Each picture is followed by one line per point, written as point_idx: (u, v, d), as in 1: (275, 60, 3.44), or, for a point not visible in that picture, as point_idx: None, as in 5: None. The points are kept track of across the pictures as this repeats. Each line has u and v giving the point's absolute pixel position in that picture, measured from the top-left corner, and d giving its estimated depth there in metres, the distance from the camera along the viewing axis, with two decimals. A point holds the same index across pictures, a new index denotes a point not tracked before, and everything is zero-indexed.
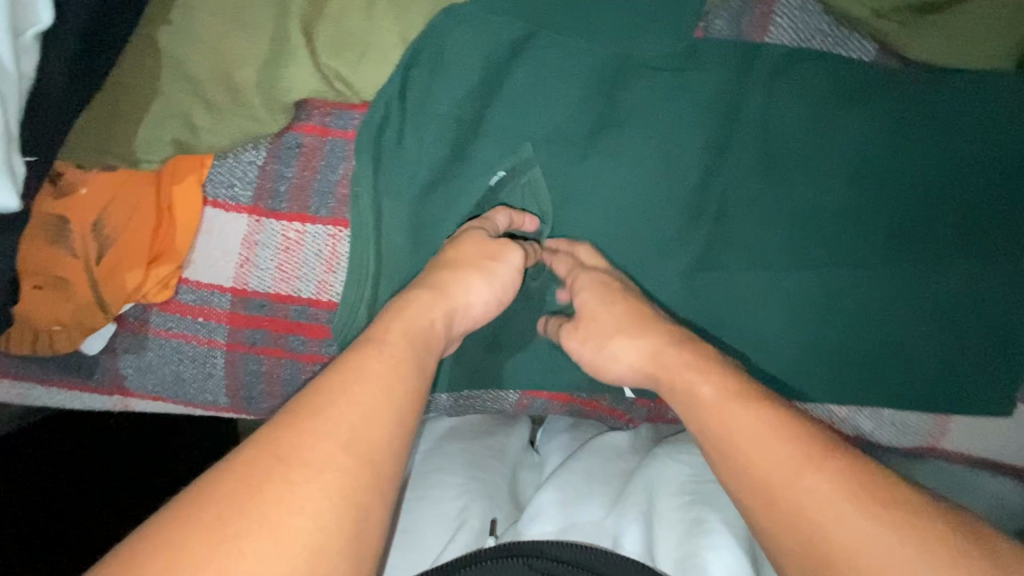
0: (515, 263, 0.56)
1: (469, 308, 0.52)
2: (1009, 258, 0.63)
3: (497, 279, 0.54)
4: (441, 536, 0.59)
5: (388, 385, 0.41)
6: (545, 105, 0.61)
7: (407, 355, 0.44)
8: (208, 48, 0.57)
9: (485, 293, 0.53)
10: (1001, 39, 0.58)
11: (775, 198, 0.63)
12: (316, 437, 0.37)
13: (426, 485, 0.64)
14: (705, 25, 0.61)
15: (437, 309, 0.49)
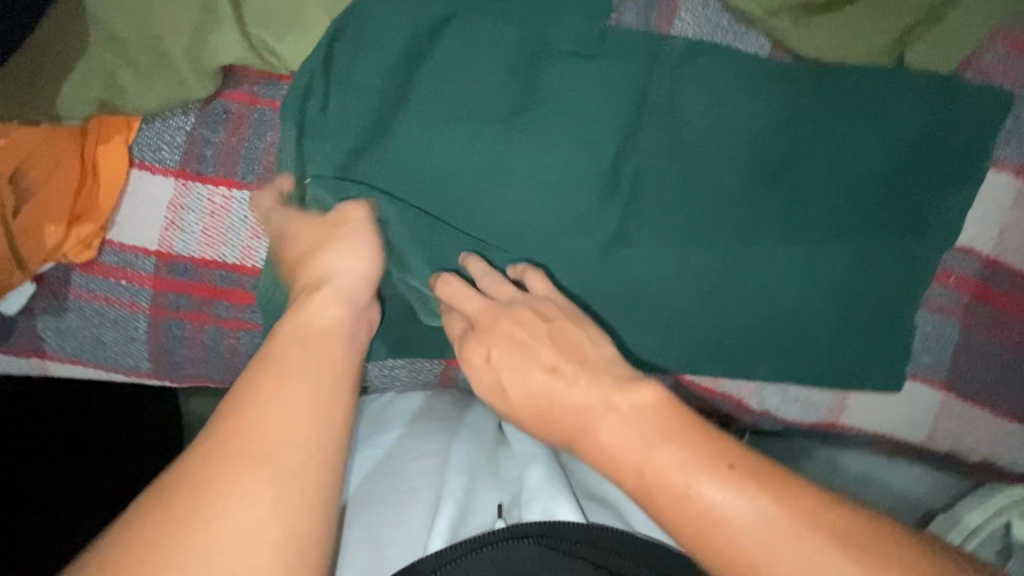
0: (361, 216, 0.60)
1: (349, 277, 0.56)
2: (899, 241, 0.69)
3: (358, 244, 0.58)
4: (420, 524, 0.54)
5: (293, 391, 0.45)
6: (466, 84, 0.65)
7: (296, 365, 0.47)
8: (134, 10, 0.60)
9: (354, 262, 0.57)
10: (881, 38, 0.64)
11: (685, 180, 0.68)
12: (227, 476, 0.40)
13: (398, 468, 0.59)
14: (618, 16, 0.67)
15: (329, 297, 0.54)
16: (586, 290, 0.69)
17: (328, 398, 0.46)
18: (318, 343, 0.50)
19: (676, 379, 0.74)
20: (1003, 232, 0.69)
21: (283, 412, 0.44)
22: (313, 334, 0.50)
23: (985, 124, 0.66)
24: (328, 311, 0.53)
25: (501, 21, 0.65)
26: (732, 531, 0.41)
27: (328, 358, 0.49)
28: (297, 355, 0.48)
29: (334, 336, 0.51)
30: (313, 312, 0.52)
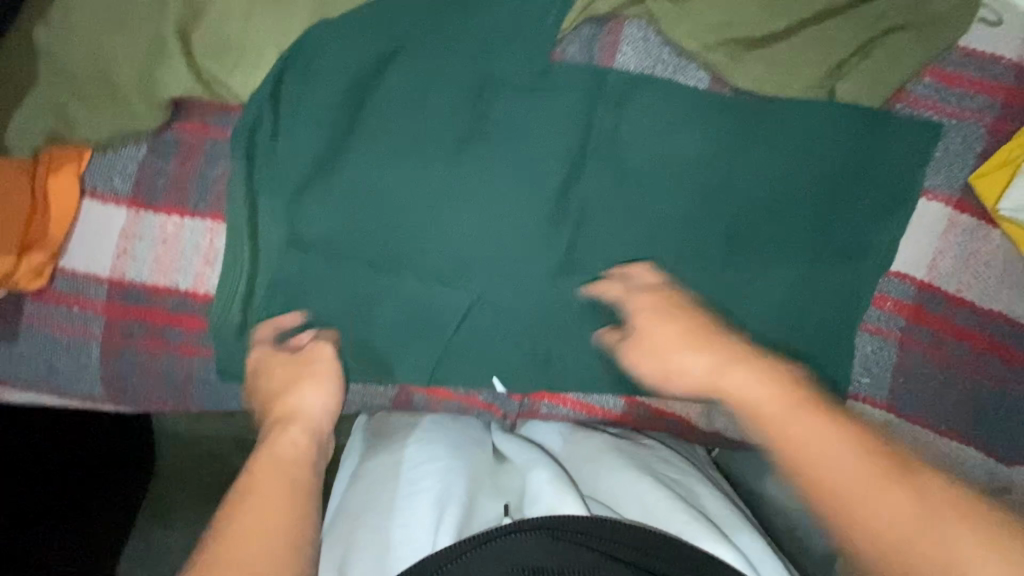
0: (330, 354, 0.67)
1: (315, 410, 0.63)
2: (834, 268, 0.71)
3: (322, 382, 0.65)
4: (424, 522, 0.56)
5: (259, 511, 0.50)
6: (415, 115, 0.68)
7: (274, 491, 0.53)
8: (85, 46, 0.61)
9: (316, 397, 0.64)
10: (814, 72, 0.67)
11: (629, 207, 0.72)
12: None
13: (402, 471, 0.62)
14: (561, 50, 0.69)
15: (290, 427, 0.60)
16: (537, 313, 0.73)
17: (293, 511, 0.51)
18: (283, 469, 0.55)
19: (628, 401, 0.78)
20: (935, 257, 0.71)
21: (255, 528, 0.49)
22: (279, 460, 0.56)
23: (917, 151, 0.68)
24: (295, 441, 0.59)
25: (449, 56, 0.67)
26: (835, 485, 0.52)
27: (294, 482, 0.54)
28: (261, 480, 0.53)
29: (297, 461, 0.57)
30: (285, 440, 0.59)
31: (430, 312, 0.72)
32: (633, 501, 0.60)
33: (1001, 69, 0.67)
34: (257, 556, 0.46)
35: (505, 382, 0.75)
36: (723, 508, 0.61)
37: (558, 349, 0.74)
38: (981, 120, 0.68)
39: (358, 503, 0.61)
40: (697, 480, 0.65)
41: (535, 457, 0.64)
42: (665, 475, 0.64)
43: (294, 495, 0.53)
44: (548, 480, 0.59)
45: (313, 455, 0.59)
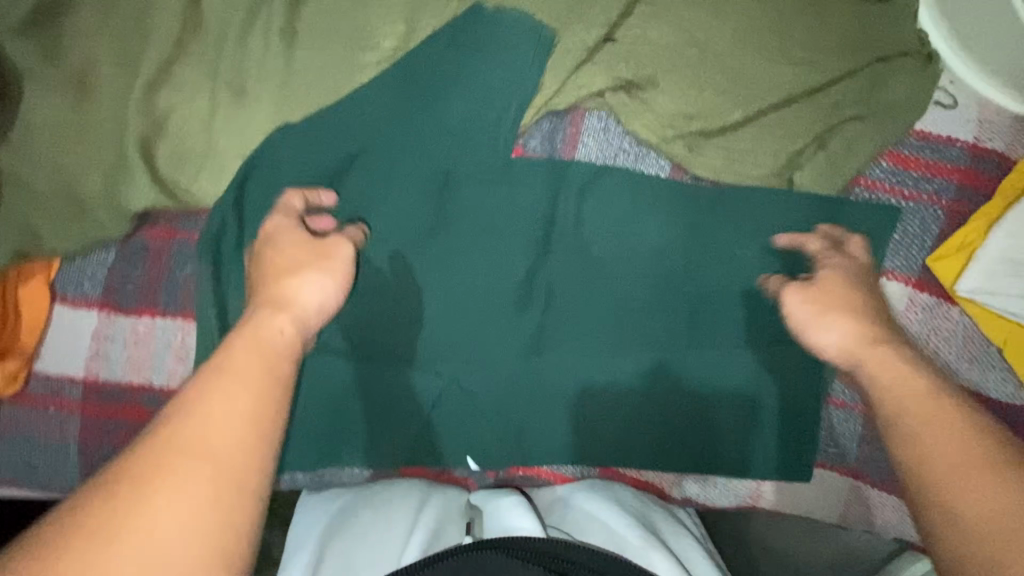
0: (347, 255, 0.60)
1: (313, 304, 0.56)
2: (795, 347, 0.73)
3: (333, 272, 0.58)
4: (392, 540, 0.60)
5: (236, 387, 0.42)
6: (383, 209, 0.69)
7: (254, 365, 0.45)
8: (50, 162, 0.62)
9: (322, 285, 0.57)
10: (772, 161, 0.68)
11: (596, 288, 0.73)
12: (181, 471, 0.36)
13: (375, 505, 0.66)
14: (523, 142, 0.70)
15: (280, 315, 0.52)
16: (509, 393, 0.75)
17: (274, 404, 0.43)
18: (267, 358, 0.46)
19: (603, 470, 0.77)
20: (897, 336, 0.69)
21: (228, 411, 0.40)
22: (264, 347, 0.47)
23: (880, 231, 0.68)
24: (281, 330, 0.51)
25: (413, 152, 0.69)
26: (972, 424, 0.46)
27: (278, 373, 0.46)
28: (242, 365, 0.44)
29: (283, 353, 0.48)
30: (270, 327, 0.50)
31: (405, 395, 0.74)
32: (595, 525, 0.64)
33: (956, 151, 0.68)
34: (228, 445, 0.39)
35: (479, 461, 0.76)
36: (682, 535, 0.65)
37: (531, 427, 0.75)
38: (937, 204, 0.68)
39: (327, 532, 0.64)
40: (658, 511, 0.69)
41: (502, 491, 0.69)
42: (630, 505, 0.68)
43: (276, 384, 0.45)
44: (514, 503, 0.65)
45: (298, 347, 0.51)
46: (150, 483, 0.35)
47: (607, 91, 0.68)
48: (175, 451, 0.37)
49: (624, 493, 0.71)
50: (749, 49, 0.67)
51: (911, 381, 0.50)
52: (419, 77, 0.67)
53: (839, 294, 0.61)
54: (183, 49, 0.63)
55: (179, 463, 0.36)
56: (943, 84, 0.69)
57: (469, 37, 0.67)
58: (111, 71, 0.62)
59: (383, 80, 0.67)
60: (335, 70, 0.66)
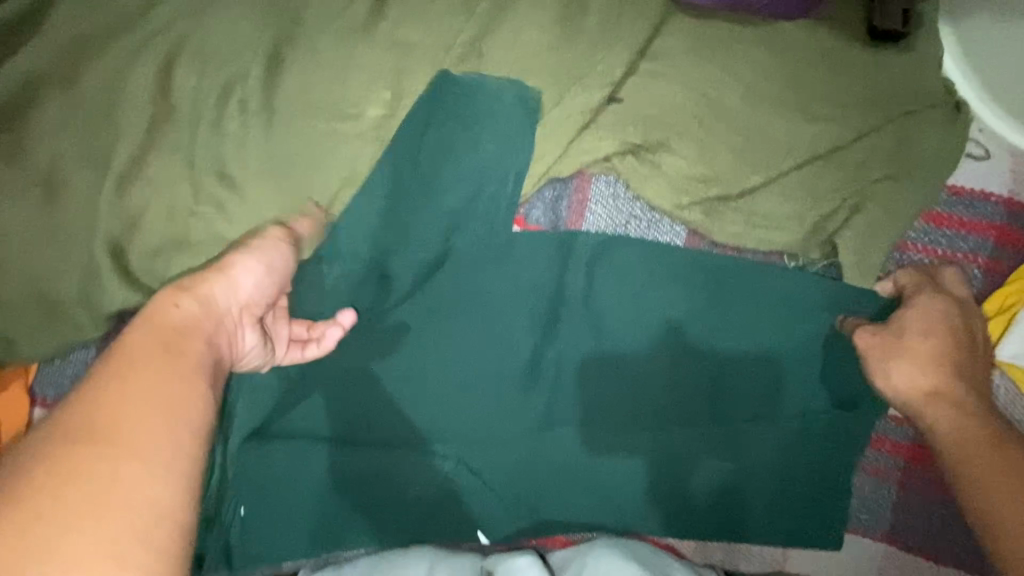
0: (277, 234, 0.59)
1: (240, 288, 0.53)
2: (821, 416, 0.68)
3: (262, 253, 0.56)
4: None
5: (141, 376, 0.43)
6: (380, 290, 0.66)
7: (161, 346, 0.45)
8: (17, 266, 0.57)
9: (251, 267, 0.55)
10: (796, 225, 0.63)
11: (610, 362, 0.69)
12: (91, 468, 0.37)
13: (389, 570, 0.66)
14: (525, 212, 0.67)
15: (185, 295, 0.50)
16: (522, 471, 0.71)
17: (183, 382, 0.44)
18: (171, 339, 0.46)
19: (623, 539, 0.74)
20: None
21: (132, 404, 0.41)
22: (168, 329, 0.47)
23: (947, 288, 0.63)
24: (182, 305, 0.49)
25: (412, 230, 0.64)
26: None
27: (185, 352, 0.46)
28: (143, 355, 0.44)
29: (192, 333, 0.48)
30: (175, 308, 0.49)
31: (413, 477, 0.70)
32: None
33: (991, 207, 0.64)
34: (137, 438, 0.39)
35: (490, 538, 0.72)
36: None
37: (544, 502, 0.72)
38: (973, 263, 0.64)
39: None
40: (678, 566, 0.68)
41: (517, 551, 0.69)
42: (648, 559, 0.67)
43: (182, 364, 0.45)
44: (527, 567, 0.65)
45: (217, 327, 0.50)
46: (53, 487, 0.36)
47: (614, 155, 0.64)
48: (81, 452, 0.37)
49: (642, 545, 0.70)
50: (767, 106, 0.62)
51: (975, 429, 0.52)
52: (413, 153, 0.63)
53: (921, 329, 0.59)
54: (156, 136, 0.59)
55: (85, 463, 0.37)
56: (973, 134, 0.64)
57: (462, 108, 0.62)
58: (80, 166, 0.57)
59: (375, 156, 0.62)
60: (321, 148, 0.62)
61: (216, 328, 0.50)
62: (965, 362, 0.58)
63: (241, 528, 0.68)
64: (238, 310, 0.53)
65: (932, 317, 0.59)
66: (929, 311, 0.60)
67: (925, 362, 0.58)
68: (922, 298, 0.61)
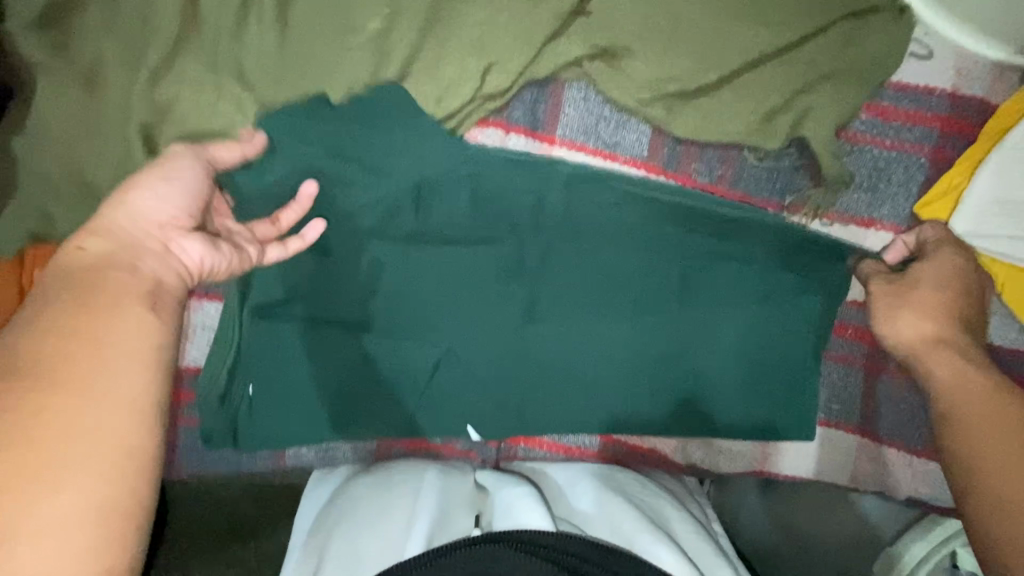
0: (184, 162, 0.60)
1: (153, 205, 0.54)
2: (788, 302, 0.72)
3: (177, 179, 0.58)
4: (397, 529, 0.58)
5: (57, 315, 0.44)
6: (387, 188, 0.71)
7: (79, 290, 0.46)
8: (60, 151, 0.65)
9: (165, 193, 0.56)
10: (750, 117, 0.68)
11: (585, 256, 0.74)
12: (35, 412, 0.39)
13: (387, 487, 0.65)
14: (505, 114, 0.73)
15: (99, 238, 0.51)
16: (508, 363, 0.75)
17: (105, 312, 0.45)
18: (85, 277, 0.47)
19: (603, 440, 0.80)
20: None
21: (55, 346, 0.42)
22: (83, 268, 0.48)
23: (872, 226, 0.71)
24: (88, 248, 0.50)
25: (412, 128, 0.70)
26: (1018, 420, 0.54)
27: (101, 283, 0.47)
28: (61, 289, 0.46)
29: (108, 262, 0.49)
30: (80, 248, 0.50)
31: (407, 369, 0.75)
32: (604, 519, 0.62)
33: (936, 100, 0.69)
34: (69, 367, 0.41)
35: (480, 432, 0.77)
36: (692, 531, 0.62)
37: (530, 397, 0.76)
38: (920, 151, 0.70)
39: (335, 520, 0.63)
40: (668, 503, 0.67)
41: (513, 480, 0.68)
42: (639, 498, 0.66)
43: (104, 296, 0.46)
44: (522, 497, 0.63)
45: (143, 253, 0.51)
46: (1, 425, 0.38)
47: (585, 60, 0.70)
48: (17, 394, 0.39)
49: (627, 475, 0.72)
50: (726, 16, 0.67)
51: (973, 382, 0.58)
52: (392, 55, 0.68)
53: (929, 282, 0.65)
54: (185, 42, 0.66)
55: (28, 400, 0.39)
56: (919, 36, 0.69)
57: (399, 103, 0.69)
58: (117, 65, 0.65)
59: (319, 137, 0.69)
60: (326, 55, 0.68)
61: (139, 254, 0.51)
62: (968, 308, 0.65)
63: (250, 410, 0.74)
64: (161, 230, 0.54)
65: (945, 271, 0.65)
66: (942, 267, 0.65)
67: (936, 315, 0.63)
68: (942, 253, 0.66)
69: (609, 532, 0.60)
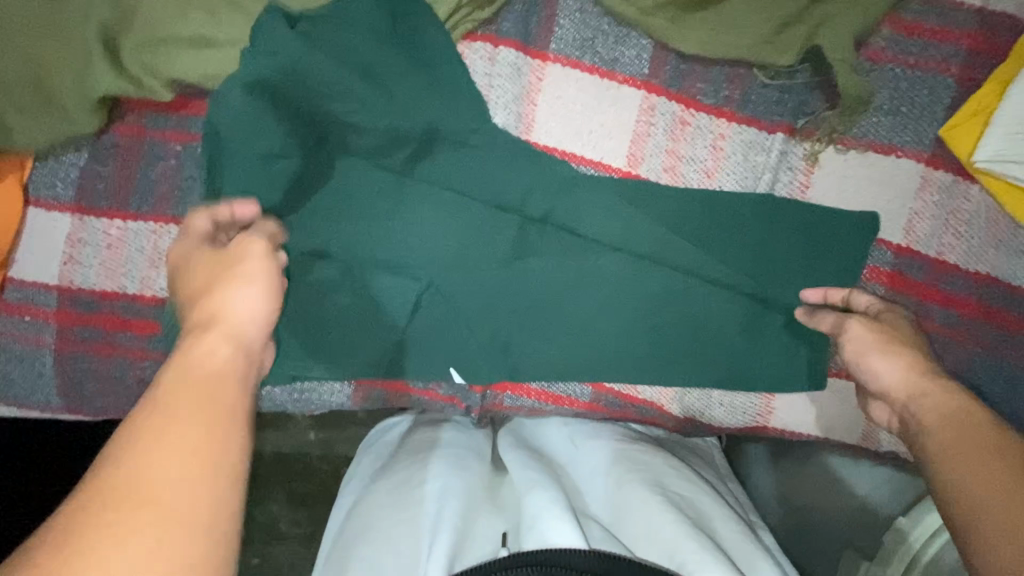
0: (259, 249, 0.46)
1: (245, 318, 0.41)
2: (785, 239, 0.65)
3: (261, 284, 0.44)
4: (411, 556, 0.46)
5: (177, 419, 0.32)
6: (383, 103, 0.64)
7: (195, 396, 0.34)
8: (15, 53, 0.61)
9: (251, 297, 0.43)
10: (759, 28, 0.63)
11: (572, 186, 0.66)
12: (100, 567, 0.26)
13: (397, 496, 0.53)
14: (496, 27, 0.67)
15: (223, 345, 0.38)
16: (496, 302, 0.67)
17: (227, 450, 0.32)
18: (211, 392, 0.34)
19: (595, 390, 0.71)
20: (912, 219, 0.66)
21: (160, 464, 0.30)
22: (196, 382, 0.35)
23: (860, 242, 0.65)
24: (217, 351, 0.38)
25: (417, 35, 0.64)
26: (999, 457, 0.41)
27: (217, 407, 0.34)
28: (177, 399, 0.33)
29: (229, 381, 0.36)
30: (199, 358, 0.37)
31: (386, 306, 0.67)
32: (640, 524, 0.50)
33: (963, 15, 0.64)
34: (162, 489, 0.29)
35: (464, 374, 0.69)
36: (739, 536, 0.51)
37: (519, 341, 0.68)
38: (947, 71, 0.64)
39: (346, 543, 0.52)
40: (713, 503, 0.54)
41: (535, 475, 0.54)
42: (677, 492, 0.53)
43: (230, 426, 0.33)
44: (549, 503, 0.49)
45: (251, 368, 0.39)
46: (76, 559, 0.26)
47: None
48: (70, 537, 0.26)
49: (658, 457, 0.59)
50: None
51: (967, 417, 0.46)
52: None
53: (902, 331, 0.57)
54: None
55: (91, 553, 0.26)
56: None
57: (343, 13, 0.63)
58: None
59: (246, 112, 0.62)
60: None
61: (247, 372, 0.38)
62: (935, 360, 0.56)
63: None
64: (256, 346, 0.40)
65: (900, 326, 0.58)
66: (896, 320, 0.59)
67: (909, 355, 0.54)
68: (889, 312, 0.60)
69: (642, 546, 0.48)
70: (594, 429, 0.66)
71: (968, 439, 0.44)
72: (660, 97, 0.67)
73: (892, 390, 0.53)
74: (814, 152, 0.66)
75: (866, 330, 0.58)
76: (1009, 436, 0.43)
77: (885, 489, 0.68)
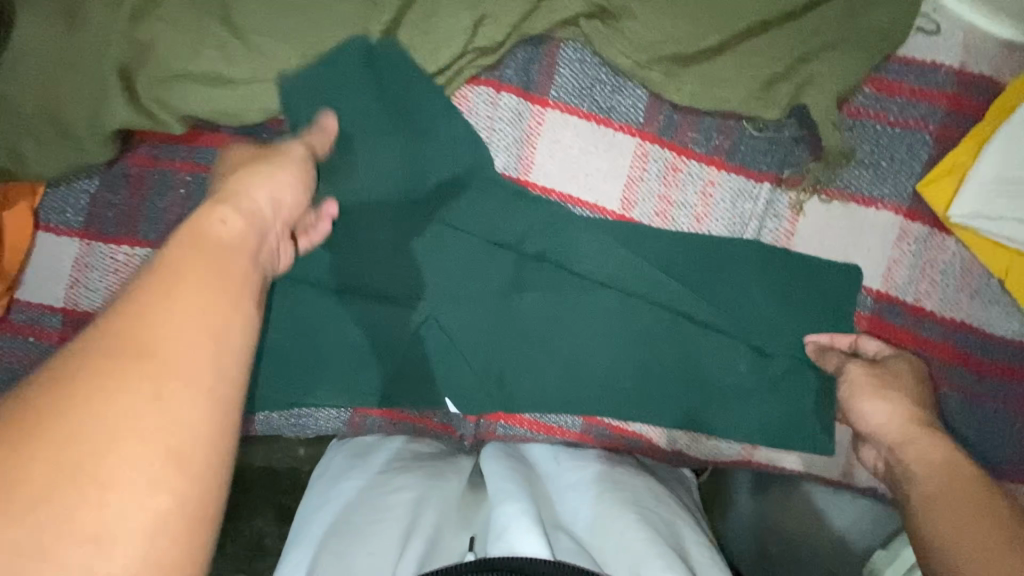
0: (298, 157, 0.53)
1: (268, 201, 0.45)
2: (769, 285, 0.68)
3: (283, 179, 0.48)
4: (381, 559, 0.47)
5: (193, 272, 0.35)
6: (389, 143, 0.67)
7: (212, 256, 0.37)
8: (32, 86, 0.64)
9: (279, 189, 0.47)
10: (749, 84, 0.66)
11: (565, 225, 0.69)
12: (115, 383, 0.30)
13: (369, 504, 0.54)
14: (498, 73, 0.70)
15: (240, 218, 0.42)
16: (490, 333, 0.69)
17: (225, 311, 0.35)
18: (220, 261, 0.37)
19: (586, 421, 0.72)
20: (891, 267, 0.69)
21: (184, 310, 0.33)
22: (213, 245, 0.38)
23: (844, 291, 0.68)
24: (230, 222, 0.41)
25: (422, 79, 0.67)
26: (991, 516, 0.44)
27: (227, 275, 0.37)
28: (192, 260, 0.36)
29: (238, 250, 0.39)
30: (213, 224, 0.40)
31: (385, 335, 0.69)
32: (609, 536, 0.51)
33: (941, 76, 0.68)
34: (176, 330, 0.33)
35: (458, 404, 0.70)
36: (708, 559, 0.52)
37: (513, 373, 0.70)
38: (925, 129, 0.68)
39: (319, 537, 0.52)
40: (683, 526, 0.55)
41: (509, 489, 0.56)
42: (652, 512, 0.55)
43: (228, 291, 0.36)
44: (519, 516, 0.50)
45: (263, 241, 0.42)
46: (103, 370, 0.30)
47: (582, 18, 0.67)
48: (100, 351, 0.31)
49: (636, 480, 0.61)
50: None
51: (958, 473, 0.49)
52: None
53: (893, 383, 0.60)
54: None
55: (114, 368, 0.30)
56: (926, 11, 0.68)
57: (352, 57, 0.65)
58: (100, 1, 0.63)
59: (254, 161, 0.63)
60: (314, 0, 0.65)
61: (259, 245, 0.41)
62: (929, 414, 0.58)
63: None
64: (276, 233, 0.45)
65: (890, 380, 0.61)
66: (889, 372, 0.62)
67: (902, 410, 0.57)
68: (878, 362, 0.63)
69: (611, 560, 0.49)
70: (575, 450, 0.68)
71: (958, 494, 0.46)
72: (653, 144, 0.70)
73: (888, 438, 0.56)
74: (800, 201, 0.69)
75: (865, 377, 0.61)
76: (998, 496, 0.46)
77: (863, 524, 0.71)
